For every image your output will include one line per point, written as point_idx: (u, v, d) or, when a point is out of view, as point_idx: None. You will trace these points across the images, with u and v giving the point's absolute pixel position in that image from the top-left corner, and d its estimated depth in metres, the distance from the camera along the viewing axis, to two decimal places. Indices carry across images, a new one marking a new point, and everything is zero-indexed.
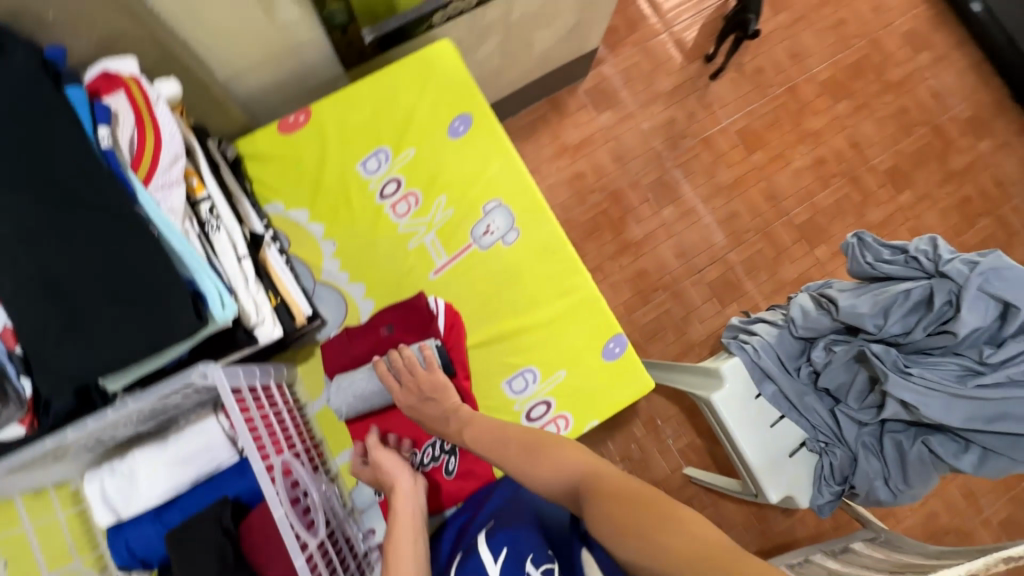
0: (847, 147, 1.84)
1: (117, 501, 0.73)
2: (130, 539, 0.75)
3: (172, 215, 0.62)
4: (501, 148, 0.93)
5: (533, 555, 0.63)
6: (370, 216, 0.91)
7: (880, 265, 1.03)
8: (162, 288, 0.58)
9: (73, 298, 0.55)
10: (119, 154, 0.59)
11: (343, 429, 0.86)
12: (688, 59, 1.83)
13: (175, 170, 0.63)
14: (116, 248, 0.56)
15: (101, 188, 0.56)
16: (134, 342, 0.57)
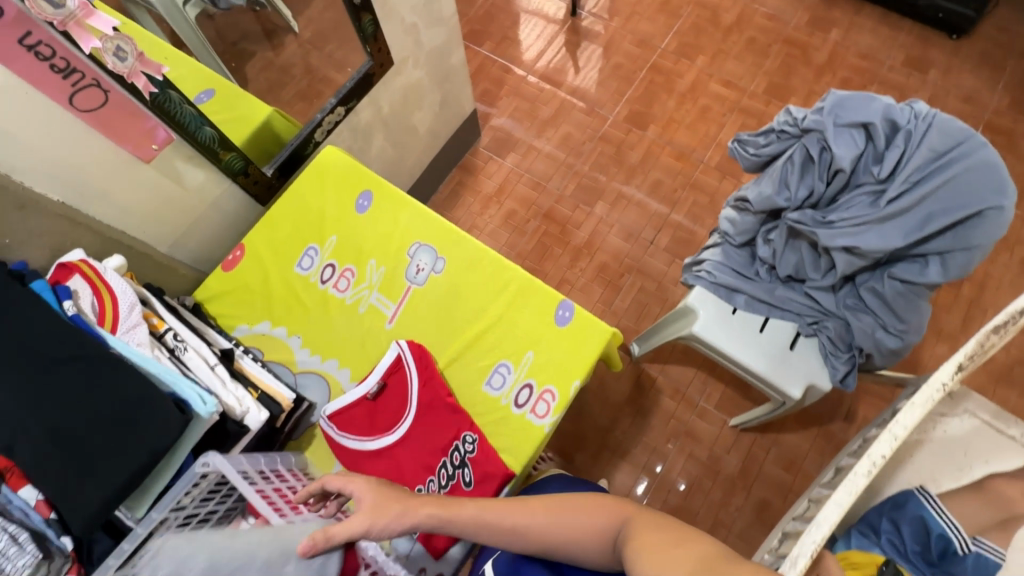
0: (722, 89, 2.03)
1: None
2: None
3: (140, 347, 0.74)
4: (402, 202, 1.08)
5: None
6: (320, 302, 1.03)
7: (762, 151, 1.15)
8: (147, 400, 0.68)
9: (75, 435, 0.66)
10: (84, 316, 0.73)
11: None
12: (557, 85, 2.08)
13: (133, 313, 0.76)
14: (98, 382, 0.68)
15: (75, 344, 0.68)
16: (136, 454, 0.66)
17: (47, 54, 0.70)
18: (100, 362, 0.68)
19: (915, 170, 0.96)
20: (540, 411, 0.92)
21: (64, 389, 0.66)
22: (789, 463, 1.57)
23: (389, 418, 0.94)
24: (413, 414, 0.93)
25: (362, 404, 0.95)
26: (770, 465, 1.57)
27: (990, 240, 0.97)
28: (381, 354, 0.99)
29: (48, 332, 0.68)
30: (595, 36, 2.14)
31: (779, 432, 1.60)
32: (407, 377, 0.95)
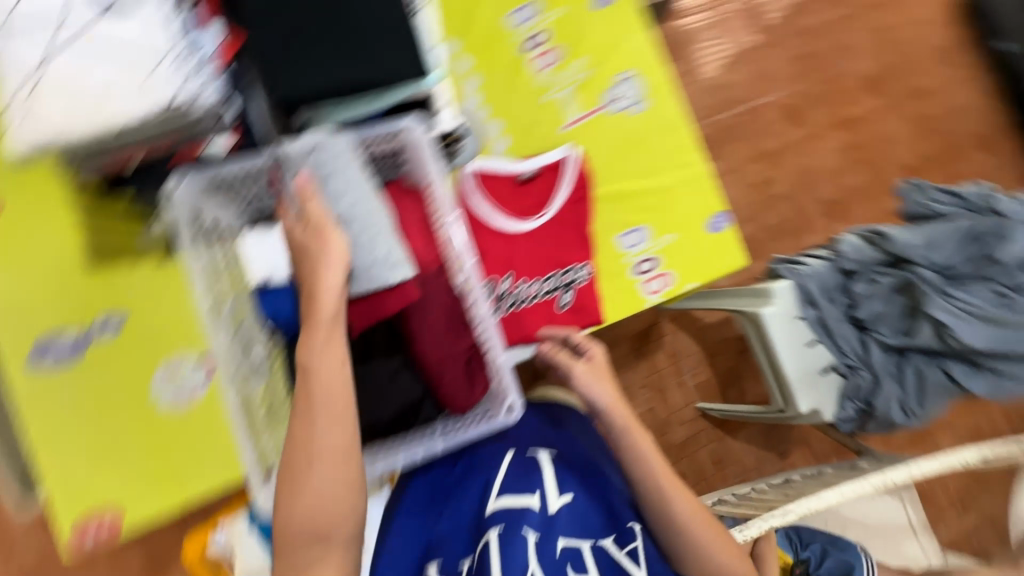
0: (875, 139, 2.01)
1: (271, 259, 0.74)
2: (272, 303, 0.73)
3: None
4: (638, 24, 0.99)
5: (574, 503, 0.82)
6: (512, 63, 0.96)
7: (934, 205, 1.17)
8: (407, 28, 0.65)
9: None
10: None
11: (470, 253, 0.90)
12: (749, 31, 1.96)
13: None
14: None
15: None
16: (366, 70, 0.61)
17: None
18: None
19: None
20: (652, 286, 0.94)
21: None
22: (718, 460, 1.74)
23: (525, 208, 0.92)
24: (547, 217, 0.91)
25: (507, 181, 0.92)
26: (704, 452, 1.74)
27: None
28: (542, 148, 0.95)
29: None
30: (809, 11, 2.01)
31: (728, 434, 1.75)
32: (558, 183, 0.91)
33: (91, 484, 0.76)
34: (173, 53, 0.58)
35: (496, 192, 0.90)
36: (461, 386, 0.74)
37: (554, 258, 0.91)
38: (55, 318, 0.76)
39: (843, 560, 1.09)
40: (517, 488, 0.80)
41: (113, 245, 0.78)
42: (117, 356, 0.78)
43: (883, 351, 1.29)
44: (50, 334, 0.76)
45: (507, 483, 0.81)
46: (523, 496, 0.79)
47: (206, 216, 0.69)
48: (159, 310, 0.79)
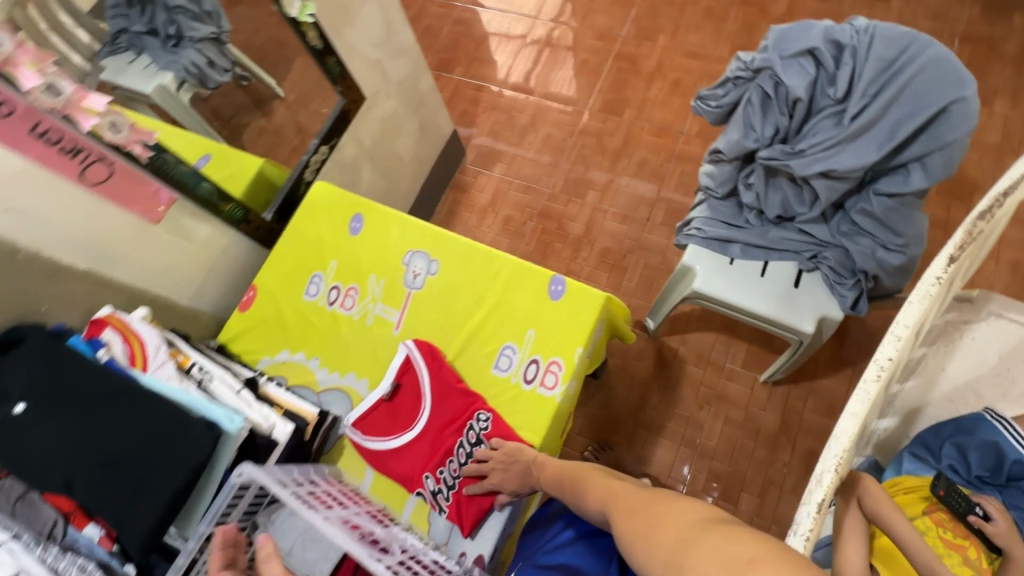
0: (688, 61, 2.07)
1: None
2: None
3: (168, 380, 0.82)
4: (389, 219, 1.15)
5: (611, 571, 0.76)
6: (331, 322, 1.10)
7: (722, 100, 1.17)
8: (183, 425, 0.76)
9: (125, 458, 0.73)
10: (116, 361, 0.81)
11: (394, 485, 0.96)
12: (530, 92, 2.16)
13: (160, 351, 0.85)
14: (140, 413, 0.76)
15: (111, 387, 0.77)
16: (179, 473, 0.73)
17: (55, 138, 0.81)
18: (136, 400, 0.76)
19: (869, 82, 0.98)
20: (549, 383, 0.95)
21: (107, 423, 0.74)
22: (830, 408, 1.53)
23: (408, 413, 0.99)
24: (429, 405, 0.98)
25: (380, 407, 1.00)
26: (810, 414, 1.54)
27: (964, 135, 0.97)
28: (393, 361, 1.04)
29: (88, 374, 0.77)
30: (558, 39, 2.22)
31: (813, 379, 1.56)
32: (417, 376, 1.00)
33: None
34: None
35: (379, 425, 0.98)
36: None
37: (455, 427, 0.96)
38: None
39: (984, 442, 0.95)
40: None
41: None
42: None
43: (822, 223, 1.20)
44: None
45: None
46: None
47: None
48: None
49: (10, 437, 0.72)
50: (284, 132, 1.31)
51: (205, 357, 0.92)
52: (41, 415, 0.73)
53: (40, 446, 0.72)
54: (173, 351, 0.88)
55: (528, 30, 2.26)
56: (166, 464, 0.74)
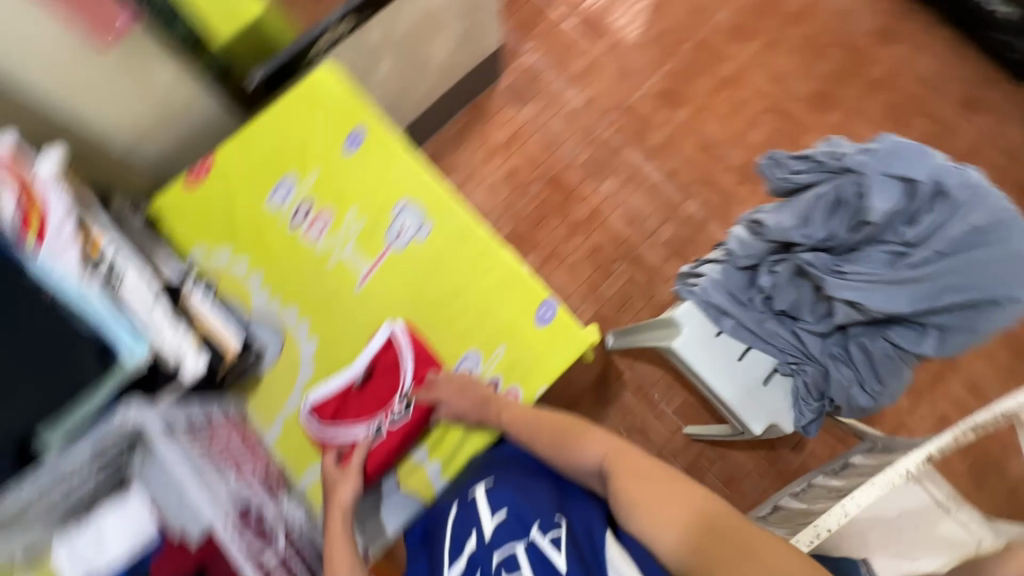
0: (765, 82, 1.88)
1: (87, 558, 0.75)
2: None
3: (67, 274, 0.70)
4: (396, 151, 0.96)
5: (537, 520, 0.78)
6: (289, 243, 0.95)
7: (793, 176, 1.06)
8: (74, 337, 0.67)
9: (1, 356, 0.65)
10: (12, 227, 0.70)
11: (310, 448, 0.88)
12: (595, 40, 1.89)
13: (66, 232, 0.72)
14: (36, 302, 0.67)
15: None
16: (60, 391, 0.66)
17: None
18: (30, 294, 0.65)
19: (948, 240, 0.90)
20: None
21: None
22: (730, 479, 1.60)
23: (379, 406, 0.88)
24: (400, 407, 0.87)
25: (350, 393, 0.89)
26: (712, 477, 1.60)
27: (994, 329, 0.94)
28: (344, 316, 0.92)
29: None
30: None
31: (728, 448, 1.62)
32: (399, 362, 0.89)
33: None
34: None
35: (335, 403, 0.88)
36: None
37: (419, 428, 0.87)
38: None
39: None
40: (459, 539, 0.81)
41: None
42: None
43: (819, 335, 1.16)
44: None
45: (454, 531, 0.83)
46: (465, 543, 0.80)
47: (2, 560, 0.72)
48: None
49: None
50: None
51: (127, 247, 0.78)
52: None
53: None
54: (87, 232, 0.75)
55: None
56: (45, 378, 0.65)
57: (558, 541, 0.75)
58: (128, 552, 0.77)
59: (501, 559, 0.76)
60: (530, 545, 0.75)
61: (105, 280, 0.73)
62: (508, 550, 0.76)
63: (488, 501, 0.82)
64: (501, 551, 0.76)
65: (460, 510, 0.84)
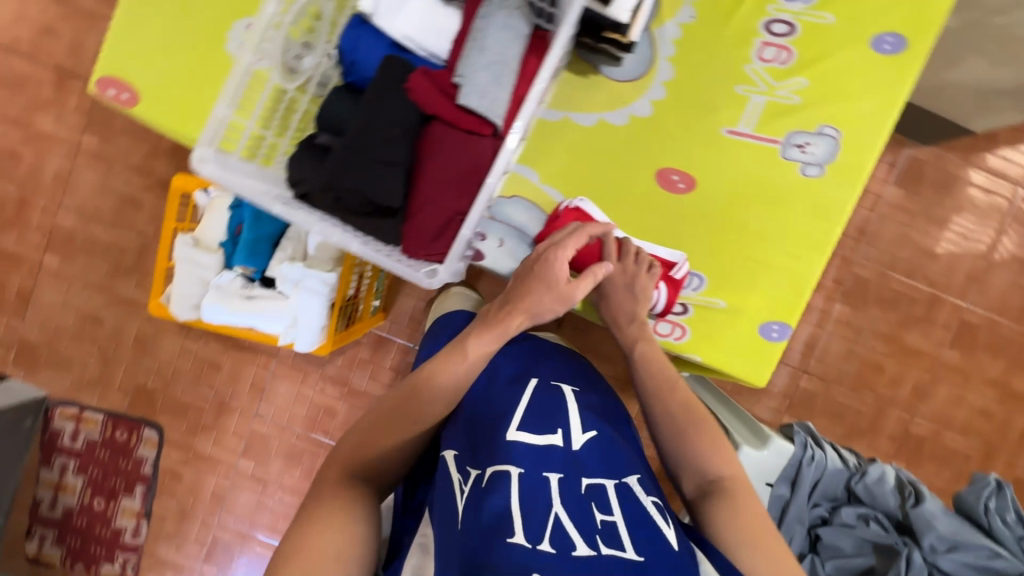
0: (1019, 430, 1.66)
1: (387, 3, 0.71)
2: (356, 40, 0.73)
3: None
4: (895, 97, 0.81)
5: (637, 474, 0.69)
6: (741, 29, 0.82)
7: (992, 515, 0.98)
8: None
9: None
10: None
11: (553, 161, 0.85)
12: (1005, 230, 1.62)
13: None
14: None
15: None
16: None
17: None
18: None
19: None
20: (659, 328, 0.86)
21: None
22: None
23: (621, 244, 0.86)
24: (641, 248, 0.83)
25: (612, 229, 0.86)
26: None
27: None
28: (688, 129, 0.83)
29: None
30: None
31: None
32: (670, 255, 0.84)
33: (130, 53, 0.79)
34: None
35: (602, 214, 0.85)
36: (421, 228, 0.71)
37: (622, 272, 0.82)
38: None
39: None
40: (536, 423, 0.71)
41: None
42: None
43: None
44: None
45: (530, 413, 0.73)
46: (545, 433, 0.70)
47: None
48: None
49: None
50: None
51: None
52: None
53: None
54: None
55: None
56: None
57: (662, 513, 0.63)
58: (403, 36, 0.73)
59: (588, 484, 0.65)
60: (617, 485, 0.66)
61: None
62: (594, 477, 0.67)
63: (579, 415, 0.74)
64: (588, 476, 0.67)
65: (541, 397, 0.76)
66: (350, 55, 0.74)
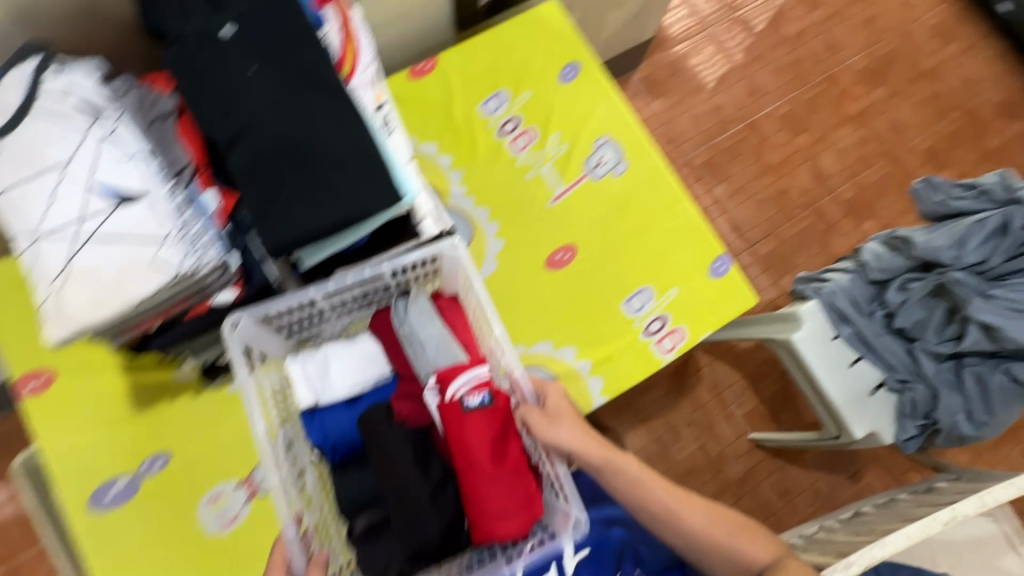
0: (885, 128, 1.94)
1: (318, 385, 0.95)
2: (322, 424, 0.94)
3: (366, 105, 0.71)
4: (608, 91, 1.03)
5: None
6: (491, 148, 1.01)
7: (951, 202, 1.12)
8: (366, 148, 0.67)
9: (294, 159, 0.65)
10: (330, 46, 0.70)
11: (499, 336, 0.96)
12: (732, 51, 1.97)
13: (368, 68, 0.73)
14: (337, 111, 0.66)
15: (308, 58, 0.66)
16: (330, 212, 0.65)
17: None
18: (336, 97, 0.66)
19: None
20: (665, 345, 0.93)
21: (291, 104, 0.65)
22: (784, 491, 1.64)
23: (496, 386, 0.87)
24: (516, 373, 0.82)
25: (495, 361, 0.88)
26: (767, 485, 1.64)
27: None
28: (532, 226, 0.98)
29: (309, 44, 0.67)
30: (789, 20, 2.01)
31: (788, 462, 1.66)
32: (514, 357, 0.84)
33: None
34: (168, 230, 0.62)
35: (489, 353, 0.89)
36: (501, 495, 0.81)
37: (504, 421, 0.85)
38: (103, 470, 0.83)
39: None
40: None
41: (153, 385, 0.86)
42: (166, 490, 0.83)
43: (934, 358, 1.21)
44: (106, 481, 0.83)
45: None
46: None
47: (260, 348, 0.85)
48: (237, 450, 0.86)
49: (220, 60, 0.64)
50: None
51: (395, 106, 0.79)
52: (252, 54, 0.65)
53: (228, 81, 0.64)
54: (377, 77, 0.76)
55: None
56: (337, 180, 0.65)
57: None
58: (350, 392, 0.97)
59: None
60: None
61: (384, 124, 0.75)
62: None
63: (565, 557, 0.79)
64: None
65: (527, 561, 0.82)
66: (327, 436, 0.93)
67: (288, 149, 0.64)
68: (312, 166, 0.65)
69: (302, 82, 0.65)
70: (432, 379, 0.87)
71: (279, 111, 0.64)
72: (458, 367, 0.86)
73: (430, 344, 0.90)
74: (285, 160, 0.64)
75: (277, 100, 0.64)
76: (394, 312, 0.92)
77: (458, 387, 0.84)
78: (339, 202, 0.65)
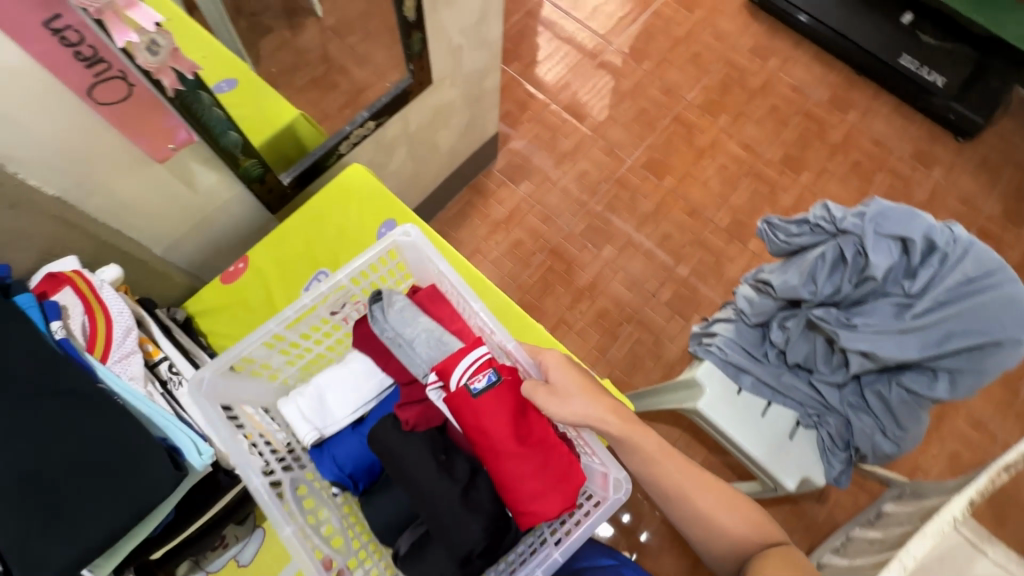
0: (738, 150, 2.04)
1: (315, 418, 0.87)
2: (331, 458, 0.87)
3: (131, 380, 0.71)
4: (431, 240, 1.01)
5: None
6: (326, 332, 0.97)
7: (792, 240, 1.14)
8: (123, 443, 0.62)
9: (53, 479, 0.59)
10: (73, 341, 0.69)
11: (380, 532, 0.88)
12: (581, 119, 2.05)
13: (127, 342, 0.74)
14: (93, 408, 0.62)
15: (38, 369, 0.62)
16: (121, 510, 0.60)
17: (74, 41, 0.60)
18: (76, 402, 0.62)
19: (944, 290, 0.98)
20: None
21: (30, 426, 0.59)
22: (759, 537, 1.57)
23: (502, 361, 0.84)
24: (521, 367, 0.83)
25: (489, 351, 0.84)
26: None
27: (1001, 369, 0.99)
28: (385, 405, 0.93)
29: (37, 353, 0.63)
30: (622, 76, 2.13)
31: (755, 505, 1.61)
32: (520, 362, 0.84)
33: None
34: None
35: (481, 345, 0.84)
36: (540, 489, 0.78)
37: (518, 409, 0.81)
38: None
39: None
40: None
41: None
42: None
43: (835, 386, 1.20)
44: None
45: None
46: None
47: (234, 400, 0.82)
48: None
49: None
50: (338, 79, 1.24)
51: (178, 353, 0.81)
52: None
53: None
54: (144, 341, 0.77)
55: (598, 53, 2.15)
56: (93, 491, 0.60)
57: None
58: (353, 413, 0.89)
59: None
60: None
61: (163, 386, 0.74)
62: None
63: None
64: None
65: None
66: (343, 469, 0.86)
67: (22, 478, 0.58)
68: (57, 488, 0.59)
69: (34, 396, 0.61)
70: (432, 376, 0.82)
71: (5, 439, 0.58)
72: (455, 355, 0.81)
73: (428, 339, 0.85)
74: (19, 491, 0.58)
75: (0, 431, 0.58)
76: (373, 319, 0.89)
77: (459, 374, 0.79)
78: (126, 497, 0.61)
